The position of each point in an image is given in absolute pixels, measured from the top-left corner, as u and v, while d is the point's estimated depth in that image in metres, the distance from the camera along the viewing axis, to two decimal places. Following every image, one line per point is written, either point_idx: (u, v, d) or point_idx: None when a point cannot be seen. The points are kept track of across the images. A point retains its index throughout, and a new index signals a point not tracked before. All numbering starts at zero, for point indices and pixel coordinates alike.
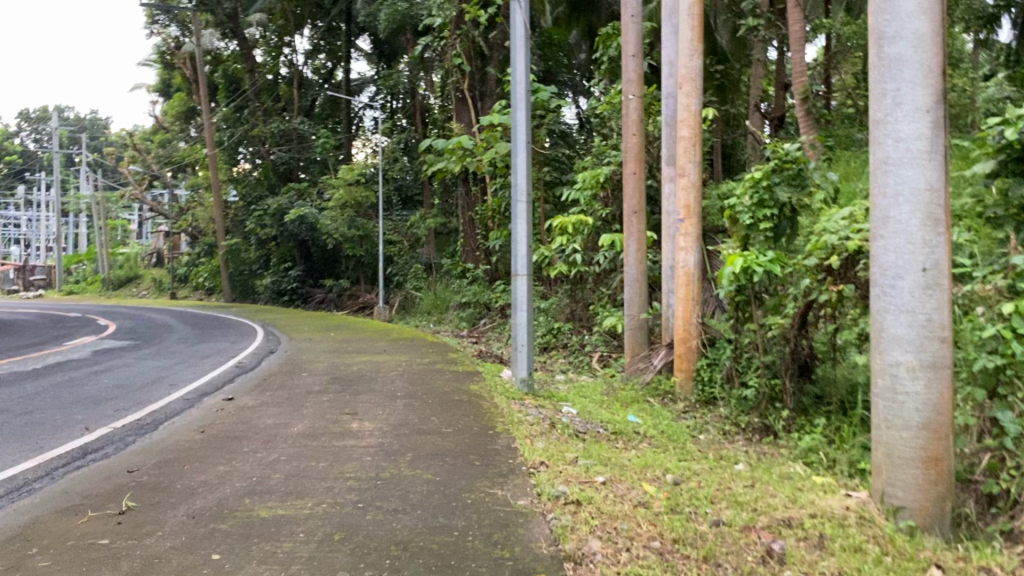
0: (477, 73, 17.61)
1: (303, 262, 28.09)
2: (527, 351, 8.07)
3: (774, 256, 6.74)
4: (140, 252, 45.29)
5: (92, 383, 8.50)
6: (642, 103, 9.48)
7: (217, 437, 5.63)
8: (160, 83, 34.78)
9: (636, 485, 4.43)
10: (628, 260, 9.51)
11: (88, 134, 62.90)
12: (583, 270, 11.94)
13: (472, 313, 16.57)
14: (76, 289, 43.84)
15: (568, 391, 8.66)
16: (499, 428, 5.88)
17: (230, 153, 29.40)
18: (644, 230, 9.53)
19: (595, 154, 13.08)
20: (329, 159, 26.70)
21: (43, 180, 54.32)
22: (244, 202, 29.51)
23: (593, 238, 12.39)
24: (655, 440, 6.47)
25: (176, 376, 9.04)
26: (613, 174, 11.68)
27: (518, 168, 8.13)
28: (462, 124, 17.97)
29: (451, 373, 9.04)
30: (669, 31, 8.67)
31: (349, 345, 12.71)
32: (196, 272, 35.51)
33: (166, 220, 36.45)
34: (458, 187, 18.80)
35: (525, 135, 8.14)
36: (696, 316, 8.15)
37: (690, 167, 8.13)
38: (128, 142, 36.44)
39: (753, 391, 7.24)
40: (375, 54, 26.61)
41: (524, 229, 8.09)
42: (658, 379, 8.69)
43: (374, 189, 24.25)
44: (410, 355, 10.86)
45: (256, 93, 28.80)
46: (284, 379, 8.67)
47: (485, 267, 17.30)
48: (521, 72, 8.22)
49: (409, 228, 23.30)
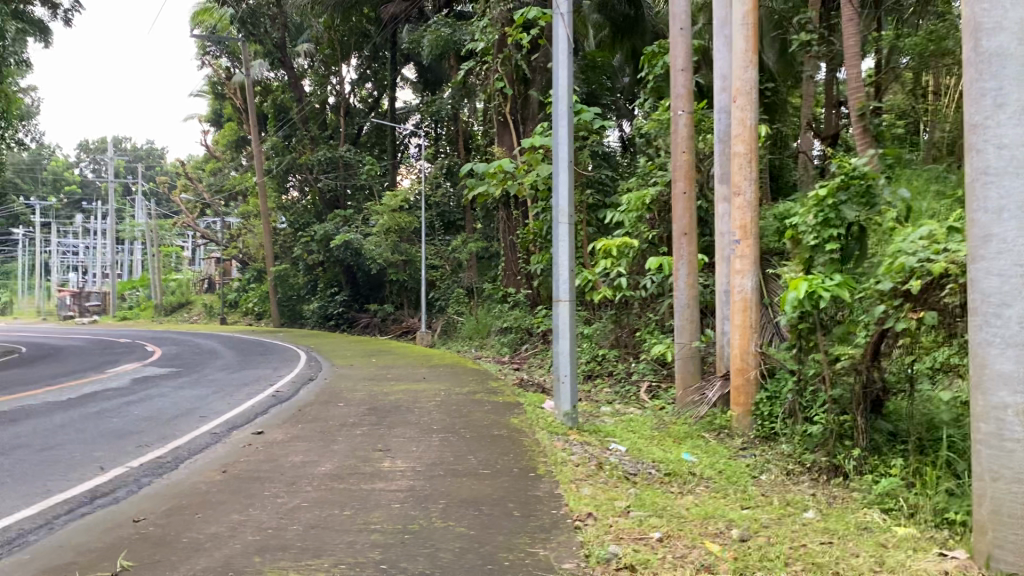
0: (520, 95, 17.25)
1: (348, 287, 28.01)
2: (571, 382, 7.57)
3: (842, 280, 6.19)
4: (192, 278, 45.85)
5: (121, 414, 8.21)
6: (692, 119, 8.99)
7: (237, 478, 5.21)
8: (210, 112, 35.20)
9: (699, 545, 3.89)
10: (677, 285, 8.98)
11: (145, 163, 64.35)
12: (629, 295, 11.39)
13: (514, 339, 16.10)
14: (129, 314, 44.53)
15: (615, 424, 8.11)
16: (541, 469, 5.38)
17: (277, 179, 29.47)
18: (695, 253, 8.98)
19: (641, 174, 12.57)
20: (373, 185, 26.57)
21: (99, 209, 55.48)
22: (290, 227, 29.57)
23: (639, 262, 11.86)
24: (713, 482, 5.93)
25: (208, 407, 8.72)
26: (660, 195, 11.21)
27: (560, 188, 7.66)
28: (505, 148, 17.67)
29: (491, 404, 8.56)
30: (721, 42, 8.18)
31: (388, 373, 12.32)
32: (245, 298, 35.73)
33: (215, 246, 36.80)
34: (501, 212, 18.41)
35: (568, 152, 7.68)
36: (754, 345, 7.59)
37: (745, 185, 7.59)
38: (179, 171, 36.93)
39: (820, 427, 6.62)
40: (420, 82, 26.49)
41: (567, 252, 7.61)
42: (711, 411, 8.12)
43: (417, 215, 24.05)
44: (450, 383, 10.42)
45: (303, 121, 28.79)
46: (318, 410, 8.28)
47: (528, 291, 16.84)
48: (563, 89, 7.77)
49: (453, 253, 23.00)
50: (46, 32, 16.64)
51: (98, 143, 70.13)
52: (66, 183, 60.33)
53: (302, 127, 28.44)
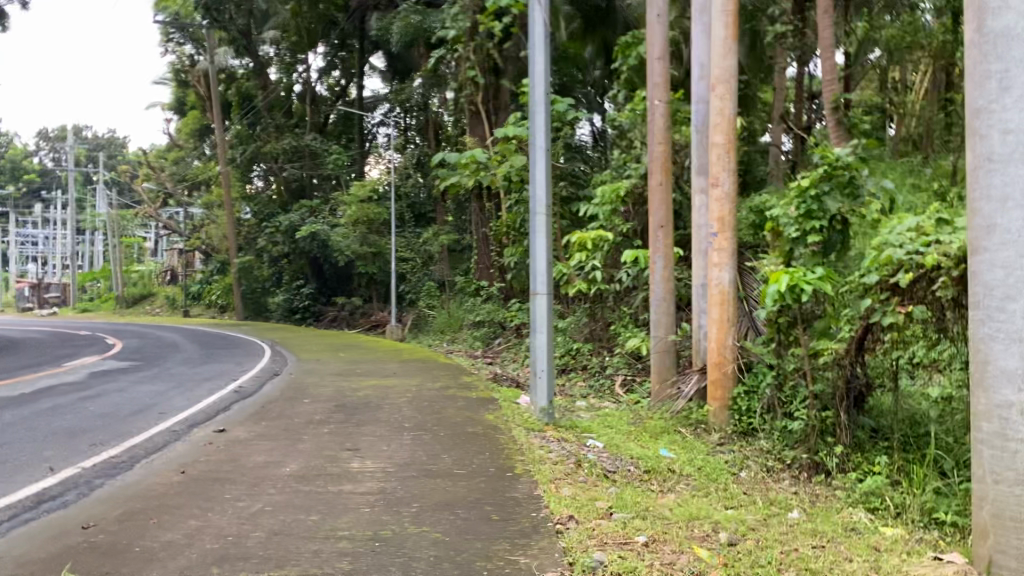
0: (491, 85, 16.98)
1: (316, 279, 27.60)
2: (547, 377, 7.35)
3: (824, 273, 6.01)
4: (155, 270, 44.96)
5: (76, 411, 7.84)
6: (668, 109, 8.80)
7: (196, 479, 4.92)
8: (173, 101, 34.42)
9: (687, 550, 3.70)
10: (653, 278, 8.78)
11: (107, 152, 63.00)
12: (604, 289, 11.21)
13: (486, 332, 15.86)
14: (90, 306, 43.55)
15: (590, 420, 7.90)
16: (518, 469, 5.15)
17: (243, 170, 28.91)
18: (671, 245, 8.80)
19: (616, 166, 12.38)
20: (341, 175, 26.15)
21: (59, 199, 54.18)
22: (257, 219, 29.02)
23: (613, 255, 11.67)
24: (694, 480, 5.74)
25: (169, 403, 8.38)
26: (634, 186, 11.03)
27: (536, 177, 7.43)
28: (477, 138, 17.38)
29: (464, 399, 8.32)
30: (699, 30, 8.00)
31: (357, 367, 12.03)
32: (209, 290, 35.06)
33: (179, 237, 36.06)
34: (472, 204, 18.12)
35: (544, 141, 7.45)
36: (731, 339, 7.40)
37: (724, 177, 7.41)
38: (142, 160, 36.11)
39: (801, 423, 6.46)
40: (389, 72, 26.06)
41: (543, 244, 7.38)
42: (688, 406, 7.94)
43: (386, 206, 23.66)
44: (422, 378, 10.16)
45: (269, 110, 28.19)
46: (283, 406, 7.98)
47: (499, 284, 16.59)
48: (540, 76, 7.52)
49: (423, 245, 22.67)
50: (1, 16, 16.07)
51: (58, 131, 68.50)
52: (25, 172, 58.91)
53: (268, 115, 27.88)
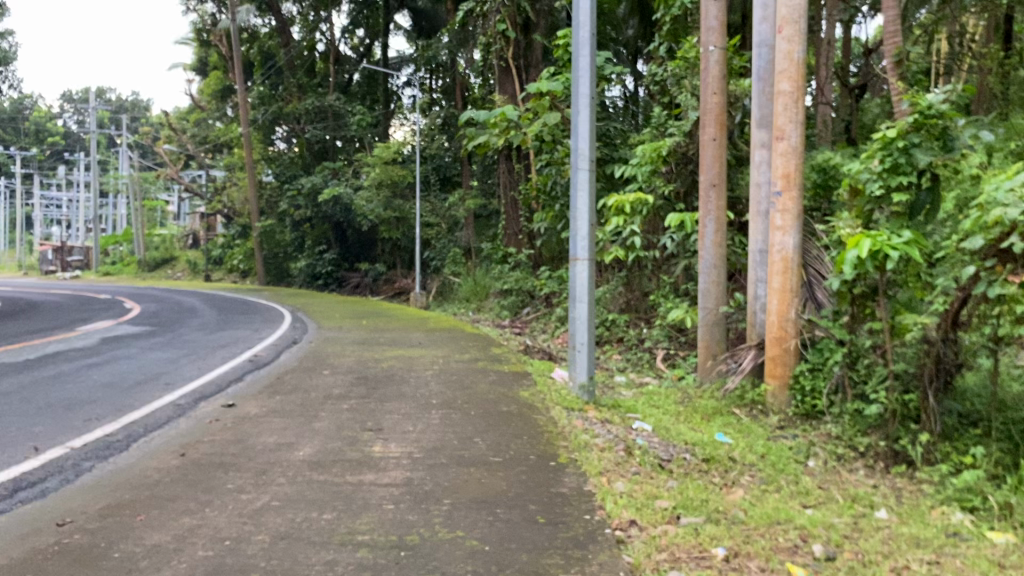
0: (521, 41, 16.12)
1: (339, 245, 27.05)
2: (588, 351, 6.67)
3: (912, 237, 5.31)
4: (178, 234, 44.62)
5: (78, 380, 7.28)
6: (724, 57, 8.02)
7: (198, 465, 4.31)
8: (196, 62, 33.77)
9: (778, 569, 3.01)
10: (703, 244, 8.05)
11: (131, 115, 62.54)
12: (642, 256, 10.46)
13: (513, 301, 15.15)
14: (114, 269, 43.29)
15: (634, 398, 7.22)
16: (562, 457, 4.49)
17: (265, 131, 28.17)
18: (723, 208, 8.05)
19: (656, 125, 11.58)
20: (364, 137, 25.38)
21: (83, 164, 53.85)
22: (278, 181, 28.28)
23: (652, 220, 10.90)
24: (760, 471, 5.06)
25: (179, 372, 7.81)
26: (678, 146, 10.21)
27: (579, 129, 6.70)
28: (505, 97, 16.60)
29: (496, 373, 7.67)
30: None
31: (380, 336, 11.41)
32: (232, 255, 34.56)
33: (201, 201, 35.57)
34: (499, 167, 17.34)
35: (589, 87, 6.71)
36: (795, 312, 6.70)
37: (790, 130, 6.64)
38: (164, 122, 35.58)
39: (878, 407, 5.75)
40: (414, 31, 25.21)
41: (586, 202, 6.69)
42: (741, 384, 7.25)
43: (410, 169, 22.95)
44: (449, 349, 9.52)
45: (292, 68, 27.31)
46: (300, 378, 7.35)
47: (528, 251, 15.89)
48: (585, 13, 6.76)
49: (448, 210, 21.98)
50: None
51: (82, 94, 68.13)
52: (50, 135, 58.67)
53: (290, 74, 27.15)
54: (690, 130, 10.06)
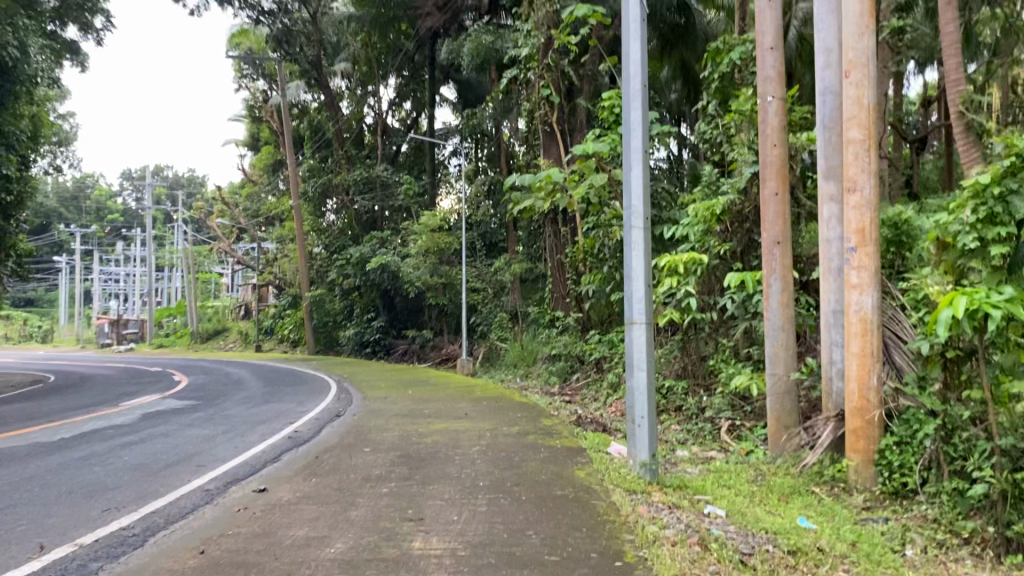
0: (565, 106, 15.93)
1: (386, 312, 26.90)
2: (649, 425, 6.09)
3: (1014, 293, 4.70)
4: (230, 306, 45.06)
5: (108, 462, 6.92)
6: (784, 108, 7.58)
7: (214, 565, 3.84)
8: (249, 137, 34.42)
9: None
10: (768, 305, 7.48)
11: (186, 192, 64.05)
12: (700, 319, 9.88)
13: (562, 367, 14.56)
14: (167, 341, 43.78)
15: (702, 477, 6.57)
16: (630, 557, 3.92)
17: (314, 203, 28.35)
18: (790, 266, 7.49)
19: (709, 183, 11.09)
20: (411, 206, 25.37)
21: (139, 239, 55.08)
22: (326, 251, 28.32)
23: (708, 280, 10.33)
24: (853, 566, 4.40)
25: (212, 452, 7.39)
26: (733, 204, 9.72)
27: (632, 186, 6.27)
28: (551, 160, 16.14)
29: (548, 450, 7.11)
30: (824, 10, 6.77)
31: (425, 407, 10.91)
32: (281, 325, 34.61)
33: (252, 272, 35.86)
34: (546, 230, 16.95)
35: (641, 141, 6.30)
36: (876, 379, 6.08)
37: (862, 180, 6.11)
38: (217, 197, 36.22)
39: (983, 487, 5.06)
40: (459, 102, 25.31)
41: (641, 263, 6.21)
42: (819, 458, 6.57)
43: (457, 235, 22.75)
44: (498, 421, 8.98)
45: (341, 141, 27.55)
46: (339, 458, 6.87)
47: (577, 315, 15.32)
48: (636, 63, 6.38)
49: (494, 275, 21.65)
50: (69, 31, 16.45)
51: (140, 172, 70.26)
52: (110, 213, 60.30)
53: (339, 148, 27.33)
54: (745, 187, 9.58)
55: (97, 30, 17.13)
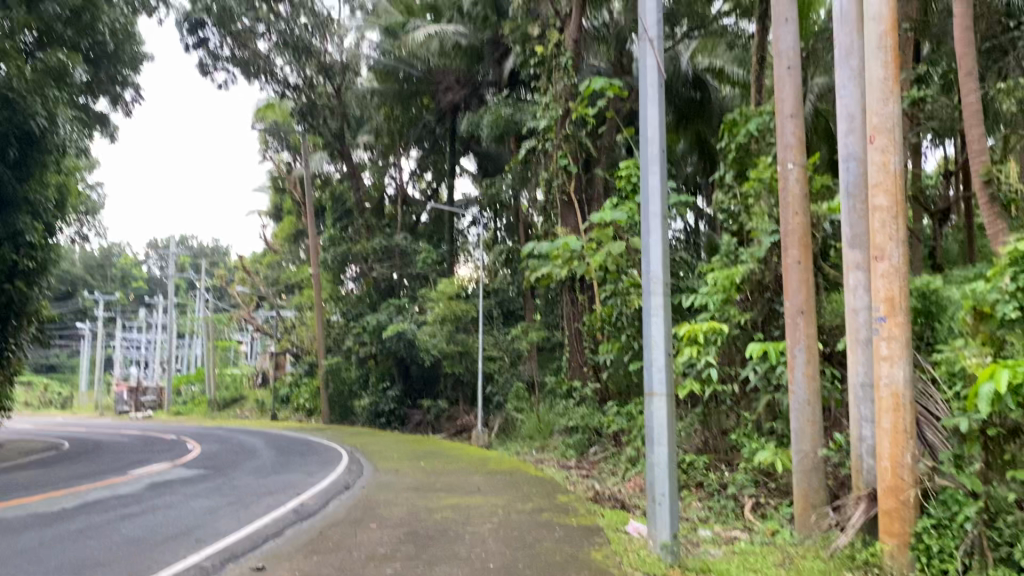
0: (584, 176, 15.88)
1: (401, 381, 26.61)
2: (669, 503, 5.76)
3: None
4: (248, 374, 44.95)
5: (104, 535, 6.66)
6: (805, 174, 7.42)
7: None
8: (272, 207, 34.73)
9: None
10: (793, 377, 7.18)
11: (210, 260, 64.64)
12: (721, 391, 9.57)
13: (579, 440, 14.18)
14: (184, 409, 43.62)
15: (727, 560, 6.21)
16: None
17: (333, 271, 28.40)
18: (815, 337, 7.23)
19: (727, 252, 10.88)
20: (429, 274, 25.31)
21: (160, 306, 55.43)
22: (344, 319, 28.19)
23: (729, 350, 10.06)
24: None
25: (214, 525, 7.11)
26: (753, 273, 9.51)
27: (651, 251, 6.09)
28: (569, 229, 15.94)
29: (564, 529, 6.77)
30: (846, 77, 6.65)
31: (437, 480, 10.56)
32: (298, 393, 34.38)
33: (271, 340, 35.79)
34: (563, 299, 16.74)
35: (660, 206, 6.13)
36: (911, 457, 5.72)
37: (890, 248, 5.88)
38: (239, 264, 36.44)
39: None
40: (478, 172, 25.46)
41: (661, 331, 5.98)
42: (850, 541, 6.18)
43: (474, 304, 22.63)
44: (511, 497, 8.64)
45: (360, 211, 27.70)
46: (344, 534, 6.57)
47: (595, 386, 14.99)
48: (654, 127, 6.25)
49: (511, 344, 21.41)
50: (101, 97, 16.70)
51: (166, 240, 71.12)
52: (134, 279, 60.78)
53: (359, 217, 27.48)
54: (765, 256, 9.38)
55: (125, 102, 17.43)
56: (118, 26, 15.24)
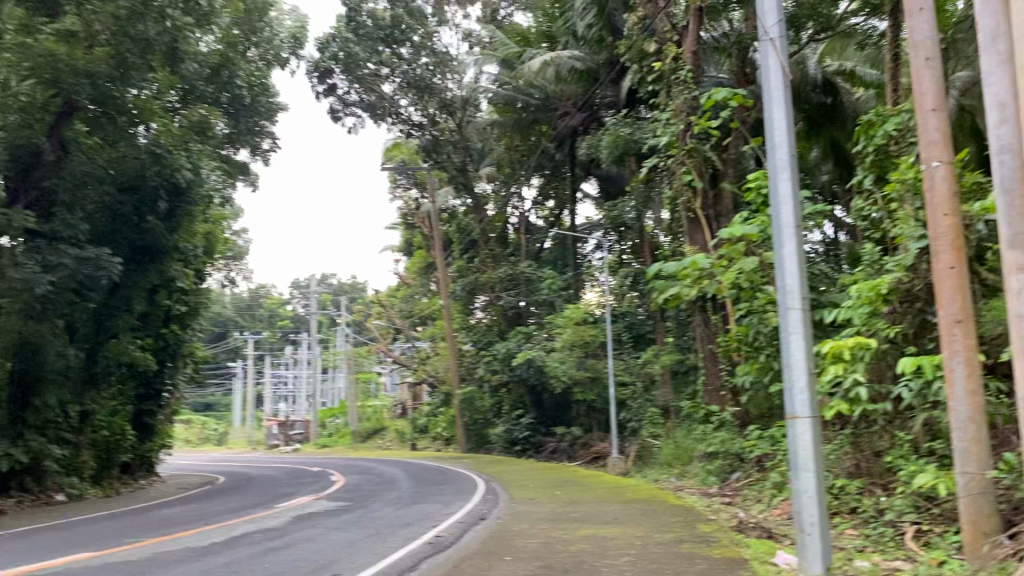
0: (710, 191, 15.40)
1: (535, 409, 26.54)
2: (820, 534, 5.40)
3: None
4: (387, 407, 46.06)
5: (250, 569, 6.85)
6: (954, 172, 6.86)
7: None
8: (403, 242, 35.62)
9: None
10: (953, 393, 6.59)
11: (348, 297, 66.94)
12: (872, 410, 8.94)
13: (720, 466, 13.61)
14: (328, 442, 45.13)
15: None
16: None
17: (463, 302, 28.77)
18: (976, 348, 6.61)
19: (870, 262, 10.23)
20: (556, 300, 25.24)
21: (303, 343, 57.79)
22: (475, 349, 28.44)
23: (878, 366, 9.42)
24: None
25: (352, 559, 7.18)
26: (900, 282, 8.89)
27: (786, 264, 5.75)
28: (697, 247, 15.39)
29: (707, 561, 6.43)
30: (993, 63, 6.10)
31: (573, 510, 10.33)
32: (435, 424, 34.90)
33: (407, 372, 36.51)
34: (695, 320, 16.22)
35: (792, 216, 5.79)
36: None
37: None
38: (374, 299, 37.52)
39: None
40: (602, 196, 25.28)
41: (801, 350, 5.62)
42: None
43: (603, 328, 22.36)
44: (650, 527, 8.33)
45: (487, 241, 28.00)
46: (479, 567, 6.48)
47: (734, 409, 14.40)
48: (782, 132, 5.93)
49: (643, 368, 20.98)
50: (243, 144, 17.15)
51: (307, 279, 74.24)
52: (279, 318, 63.66)
53: (486, 247, 27.80)
54: (913, 262, 8.74)
55: (263, 150, 18.27)
56: (253, 75, 16.10)
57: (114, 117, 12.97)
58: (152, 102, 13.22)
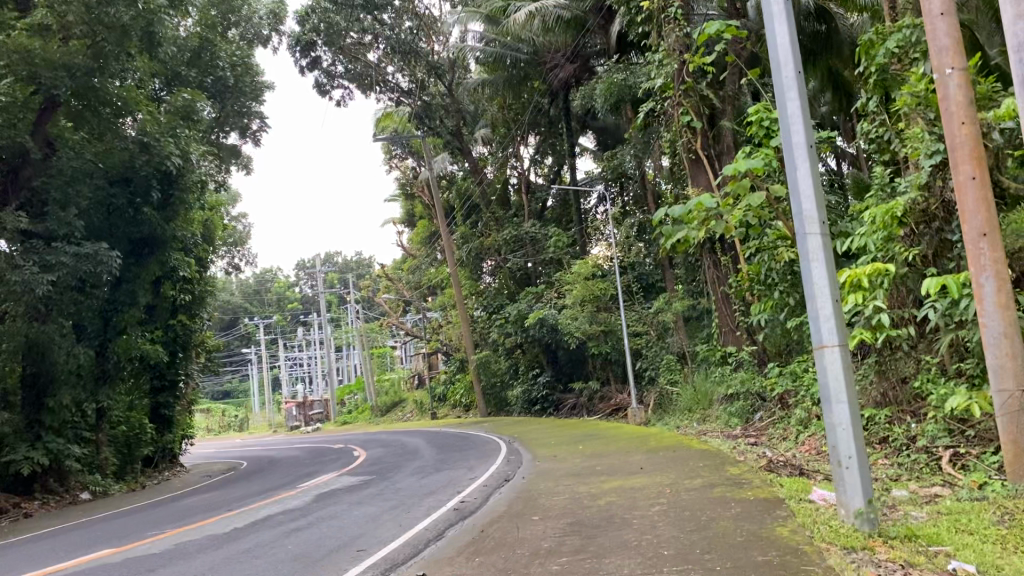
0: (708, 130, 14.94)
1: (551, 367, 26.36)
2: (858, 466, 5.13)
3: None
4: (403, 380, 45.95)
5: (271, 552, 6.68)
6: (969, 78, 6.48)
7: None
8: (404, 212, 35.19)
9: None
10: (983, 310, 6.36)
11: (355, 274, 66.53)
12: (896, 335, 8.67)
13: (743, 407, 13.40)
14: (349, 419, 45.13)
15: (933, 521, 5.49)
16: None
17: (469, 268, 28.46)
18: (1006, 262, 6.33)
19: (881, 185, 9.88)
20: (563, 257, 24.96)
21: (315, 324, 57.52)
22: (485, 313, 28.15)
23: (898, 291, 9.15)
24: None
25: (376, 533, 7.00)
26: (915, 202, 8.55)
27: (801, 188, 5.46)
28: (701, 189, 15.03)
29: (741, 504, 6.20)
30: None
31: (597, 465, 10.13)
32: (452, 391, 34.79)
33: (421, 342, 36.26)
34: (705, 263, 15.90)
35: (804, 135, 5.46)
36: None
37: None
38: (381, 273, 37.18)
39: None
40: (600, 148, 24.87)
41: (825, 276, 5.35)
42: None
43: (613, 281, 22.10)
44: (676, 474, 8.12)
45: (487, 203, 27.62)
46: (505, 530, 6.28)
47: (752, 349, 14.16)
48: (785, 48, 5.58)
49: (656, 316, 20.75)
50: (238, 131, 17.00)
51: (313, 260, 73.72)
52: (289, 300, 63.31)
53: (487, 210, 27.44)
54: (928, 180, 8.41)
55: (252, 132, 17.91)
56: (234, 55, 15.94)
57: (99, 111, 12.90)
58: (136, 93, 13.24)
